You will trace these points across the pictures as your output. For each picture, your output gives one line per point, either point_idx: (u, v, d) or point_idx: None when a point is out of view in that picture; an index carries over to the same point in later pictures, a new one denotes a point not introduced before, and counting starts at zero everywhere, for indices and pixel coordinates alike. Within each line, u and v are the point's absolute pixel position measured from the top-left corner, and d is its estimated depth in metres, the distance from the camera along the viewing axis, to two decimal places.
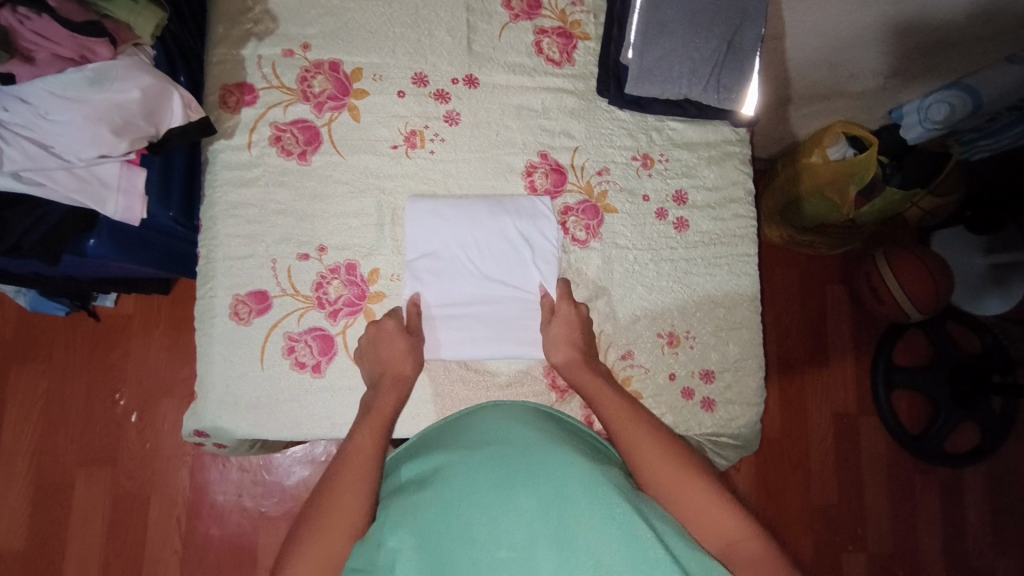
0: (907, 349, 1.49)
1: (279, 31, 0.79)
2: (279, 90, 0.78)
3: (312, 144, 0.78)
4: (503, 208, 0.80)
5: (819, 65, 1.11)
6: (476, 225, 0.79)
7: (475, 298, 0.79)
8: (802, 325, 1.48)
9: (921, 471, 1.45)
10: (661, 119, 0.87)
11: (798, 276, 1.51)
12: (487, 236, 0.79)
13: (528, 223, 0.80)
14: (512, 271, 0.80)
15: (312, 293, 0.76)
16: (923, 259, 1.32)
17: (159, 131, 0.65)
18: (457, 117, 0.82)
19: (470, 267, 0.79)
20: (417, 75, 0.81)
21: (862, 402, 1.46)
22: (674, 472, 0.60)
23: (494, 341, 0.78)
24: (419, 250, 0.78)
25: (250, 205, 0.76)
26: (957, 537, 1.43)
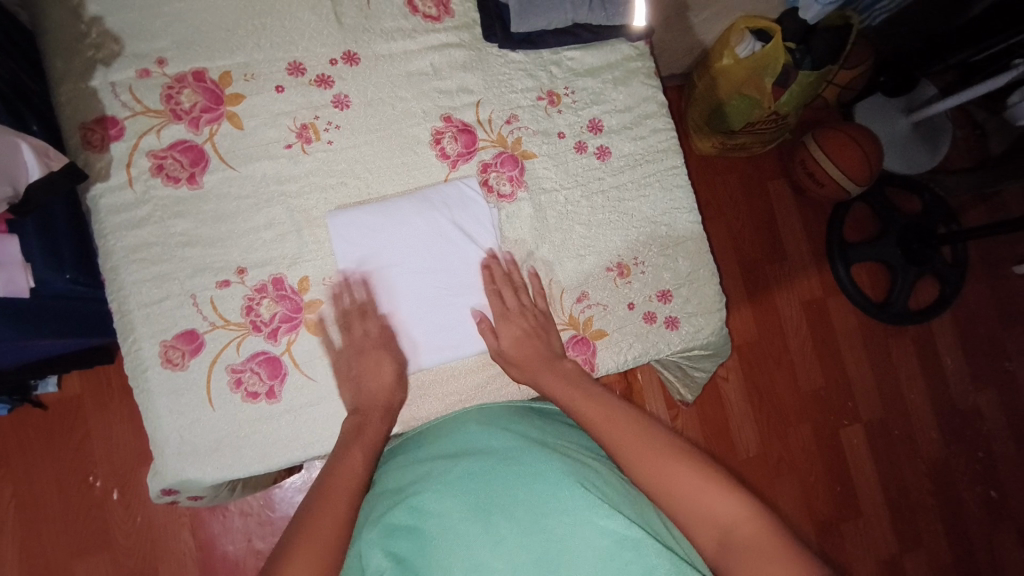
0: (856, 227, 1.53)
1: (126, 51, 0.72)
2: (145, 114, 0.71)
3: (200, 164, 0.72)
4: (429, 203, 0.76)
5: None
6: (404, 225, 0.75)
7: (421, 298, 0.75)
8: (753, 228, 1.50)
9: (892, 334, 1.50)
10: (556, 52, 0.84)
11: (738, 180, 1.52)
12: (421, 235, 0.76)
13: (452, 209, 0.77)
14: (456, 266, 0.76)
15: (244, 319, 0.72)
16: (851, 134, 1.34)
17: (18, 189, 0.59)
18: (346, 100, 0.77)
19: (412, 269, 0.75)
20: (292, 65, 0.76)
21: (826, 283, 1.50)
22: (651, 461, 0.59)
23: (455, 345, 0.75)
24: (349, 257, 0.74)
25: (151, 245, 0.71)
26: (940, 384, 1.49)
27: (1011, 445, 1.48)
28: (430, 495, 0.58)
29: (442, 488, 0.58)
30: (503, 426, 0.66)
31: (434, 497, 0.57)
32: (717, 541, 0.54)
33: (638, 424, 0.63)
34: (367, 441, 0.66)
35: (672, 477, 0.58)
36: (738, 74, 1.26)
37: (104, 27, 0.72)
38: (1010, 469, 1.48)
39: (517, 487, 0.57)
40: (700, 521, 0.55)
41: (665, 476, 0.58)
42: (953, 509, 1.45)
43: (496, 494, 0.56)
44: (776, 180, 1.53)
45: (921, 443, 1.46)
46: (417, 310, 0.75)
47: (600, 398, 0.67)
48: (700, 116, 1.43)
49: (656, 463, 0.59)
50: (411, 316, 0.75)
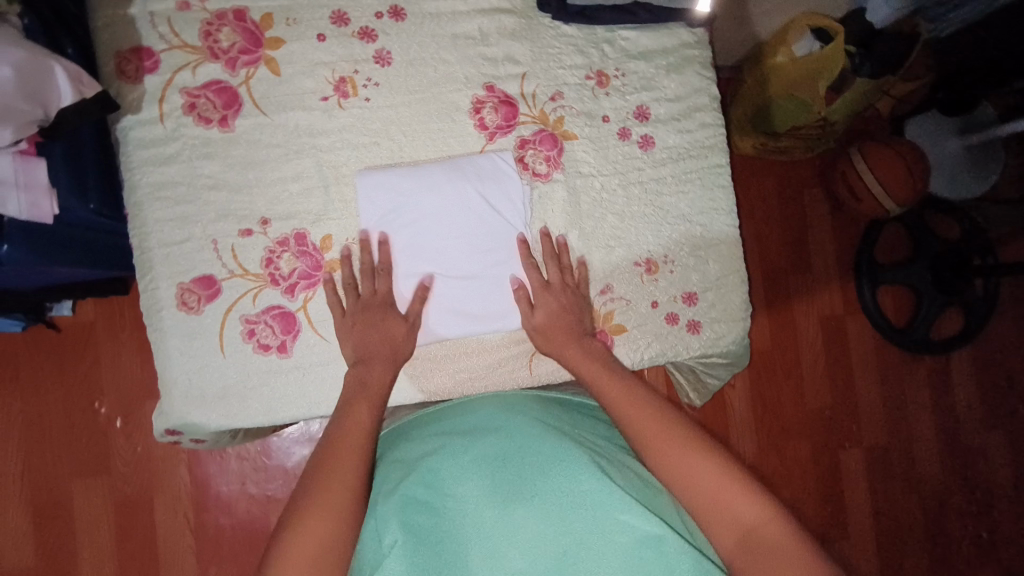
0: (889, 249, 1.49)
1: None
2: (182, 49, 0.69)
3: (232, 107, 0.70)
4: (461, 173, 0.74)
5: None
6: (432, 193, 0.73)
7: (443, 269, 0.73)
8: (784, 236, 1.46)
9: (909, 362, 1.47)
10: (611, 30, 0.80)
11: (774, 185, 1.47)
12: (448, 205, 0.73)
13: (489, 183, 0.74)
14: (482, 240, 0.74)
15: (263, 270, 0.70)
16: (900, 151, 1.29)
17: (49, 113, 0.58)
18: (388, 57, 0.74)
19: (437, 238, 0.73)
20: (336, 14, 0.73)
21: (849, 302, 1.46)
22: (672, 453, 0.58)
23: (476, 319, 0.74)
24: (376, 219, 0.72)
25: (177, 184, 0.69)
26: (950, 417, 1.47)
27: (1012, 489, 1.46)
28: (448, 474, 0.58)
29: (460, 467, 0.58)
30: (522, 410, 0.65)
31: (452, 477, 0.57)
32: (738, 541, 0.53)
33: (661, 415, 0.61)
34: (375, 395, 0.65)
35: (694, 473, 0.56)
36: (795, 73, 1.22)
37: None
38: (1008, 512, 1.45)
39: (536, 475, 0.56)
40: (721, 520, 0.54)
41: (684, 469, 0.57)
42: (943, 543, 1.43)
43: (514, 480, 0.56)
44: (814, 189, 1.48)
45: (922, 474, 1.45)
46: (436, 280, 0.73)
47: (624, 386, 0.65)
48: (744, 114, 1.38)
49: (677, 454, 0.58)
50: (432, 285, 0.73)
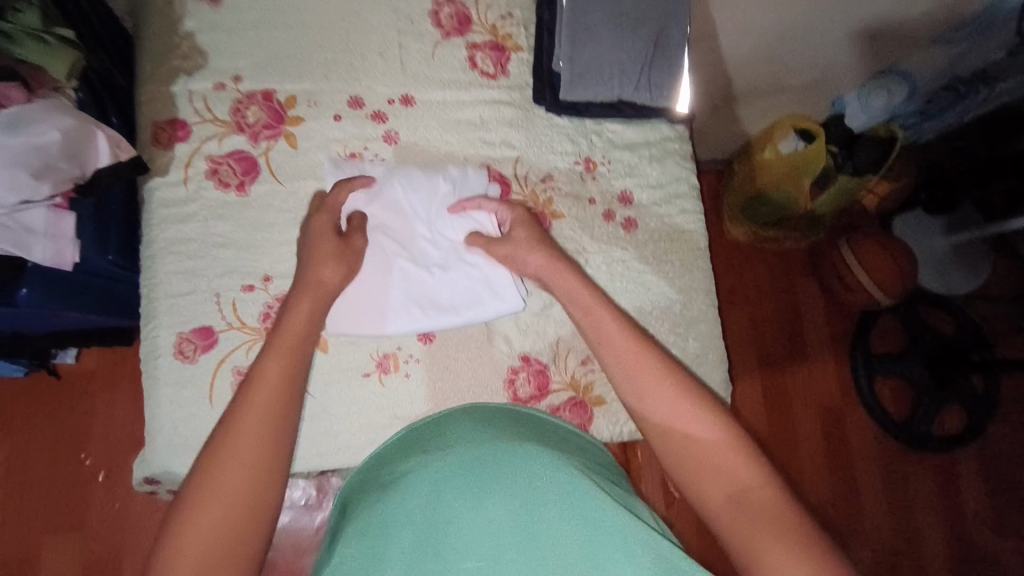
0: (883, 339, 1.50)
1: (208, 65, 0.79)
2: (212, 123, 0.77)
3: (250, 174, 0.77)
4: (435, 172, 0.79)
5: (768, 35, 1.17)
6: (412, 182, 0.78)
7: (408, 253, 0.77)
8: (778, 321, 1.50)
9: (910, 457, 1.44)
10: (599, 123, 0.88)
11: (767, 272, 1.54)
12: (425, 196, 0.78)
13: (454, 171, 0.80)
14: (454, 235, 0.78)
15: (259, 324, 0.74)
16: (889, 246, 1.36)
17: (86, 172, 0.65)
18: (395, 138, 0.82)
19: (412, 225, 0.78)
20: (353, 99, 0.82)
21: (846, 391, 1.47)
22: (652, 386, 0.62)
23: (416, 312, 0.76)
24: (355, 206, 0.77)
25: (189, 240, 0.75)
26: (957, 518, 1.41)
27: None
28: (419, 481, 0.58)
29: (430, 477, 0.58)
30: (494, 424, 0.66)
31: (422, 488, 0.57)
32: (730, 496, 0.56)
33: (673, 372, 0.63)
34: (292, 340, 0.64)
35: (699, 434, 0.59)
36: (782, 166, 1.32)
37: (195, 42, 0.79)
38: None
39: (499, 481, 0.57)
40: (712, 471, 0.57)
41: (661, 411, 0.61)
42: None
43: (480, 491, 0.56)
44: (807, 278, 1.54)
45: None
46: (381, 266, 0.76)
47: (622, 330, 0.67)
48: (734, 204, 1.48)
49: (667, 397, 0.61)
50: (378, 271, 0.76)
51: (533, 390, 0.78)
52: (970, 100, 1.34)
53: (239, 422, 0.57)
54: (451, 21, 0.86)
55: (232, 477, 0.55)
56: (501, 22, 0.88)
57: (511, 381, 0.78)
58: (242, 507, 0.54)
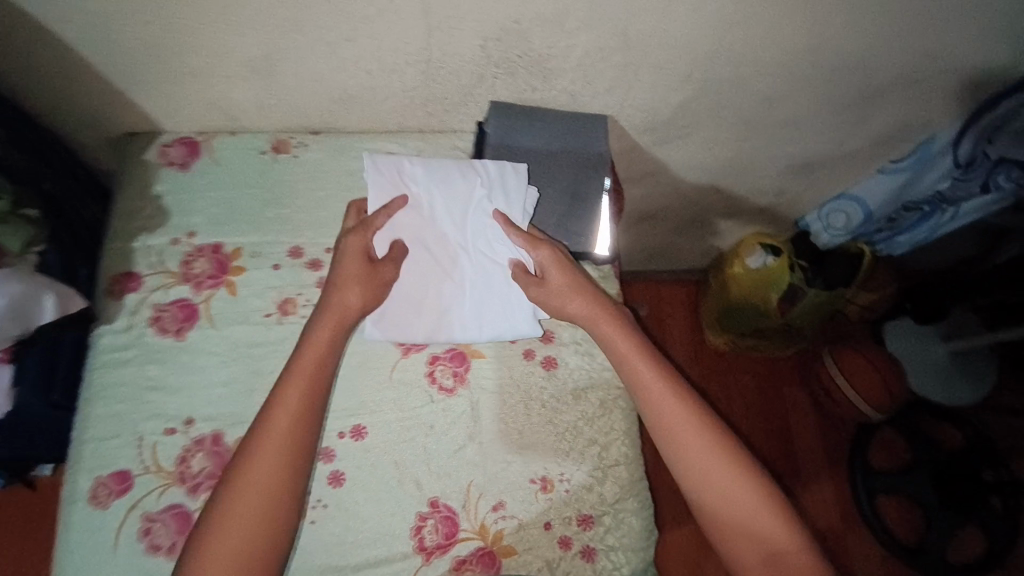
0: (886, 454, 1.75)
1: (168, 223, 0.90)
2: (161, 274, 0.86)
3: (189, 320, 0.84)
4: (472, 171, 0.86)
5: (716, 170, 1.24)
6: (444, 187, 0.86)
7: (437, 262, 0.85)
8: (760, 434, 1.75)
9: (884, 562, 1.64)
10: None
11: (753, 380, 1.80)
12: (457, 200, 0.86)
13: (488, 182, 0.86)
14: (494, 247, 0.86)
15: (175, 468, 0.76)
16: (872, 361, 1.63)
17: (29, 328, 0.73)
18: (313, 197, 0.94)
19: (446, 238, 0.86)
20: (278, 142, 0.96)
21: (843, 508, 1.69)
22: (693, 451, 0.75)
23: (432, 321, 0.84)
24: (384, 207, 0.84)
25: (124, 382, 0.80)
26: None
27: None
28: None
29: None
30: None
31: None
32: (767, 559, 0.70)
33: (711, 437, 0.75)
34: (324, 351, 0.76)
35: (739, 497, 0.73)
36: (753, 279, 1.55)
37: (160, 203, 0.91)
38: None
39: None
40: (754, 537, 0.71)
41: (710, 477, 0.74)
42: None
43: None
44: (795, 388, 1.80)
45: None
46: (416, 272, 0.84)
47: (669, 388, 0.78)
48: (712, 314, 1.75)
49: (711, 464, 0.74)
50: (409, 287, 0.84)
51: (440, 539, 0.77)
52: (938, 215, 1.33)
53: (267, 432, 0.71)
54: None
55: (264, 480, 0.69)
56: None
57: (418, 528, 0.77)
58: (275, 496, 0.69)
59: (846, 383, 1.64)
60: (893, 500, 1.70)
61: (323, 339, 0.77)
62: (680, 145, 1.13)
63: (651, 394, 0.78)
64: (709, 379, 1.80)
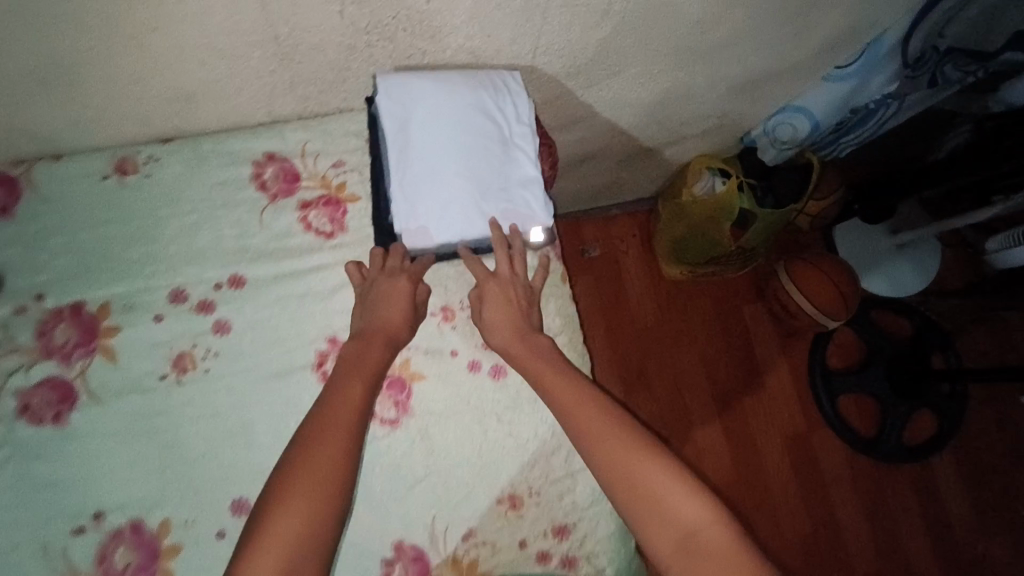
0: (842, 354, 1.78)
1: (7, 287, 0.73)
2: (17, 352, 0.71)
3: (69, 401, 0.70)
4: (479, 82, 0.77)
5: (654, 103, 1.11)
6: (452, 95, 0.75)
7: (456, 170, 0.75)
8: (723, 356, 1.75)
9: (849, 455, 1.71)
10: (454, 264, 0.83)
11: (711, 305, 1.78)
12: (465, 111, 0.76)
13: (496, 94, 0.77)
14: (509, 154, 0.78)
15: (94, 571, 0.66)
16: (821, 267, 1.61)
17: None
18: (183, 222, 0.78)
19: (462, 146, 0.75)
20: (120, 162, 0.78)
21: (808, 412, 1.73)
22: (647, 490, 0.63)
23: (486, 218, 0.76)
24: (395, 117, 0.74)
25: (8, 489, 0.68)
26: (876, 503, 1.68)
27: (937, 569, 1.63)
28: None
29: None
30: None
31: None
32: None
33: (608, 415, 0.68)
34: (366, 374, 0.70)
35: (640, 468, 0.64)
36: (704, 209, 1.45)
37: None
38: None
39: None
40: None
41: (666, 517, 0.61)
42: None
43: None
44: (751, 304, 1.79)
45: (855, 554, 1.64)
46: (440, 173, 0.74)
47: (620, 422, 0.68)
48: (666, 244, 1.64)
49: (665, 498, 0.62)
50: (434, 194, 0.74)
51: None
52: (883, 111, 1.26)
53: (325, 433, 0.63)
54: (276, 182, 0.81)
55: (324, 477, 0.60)
56: (332, 172, 0.82)
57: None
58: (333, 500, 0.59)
59: (801, 297, 1.63)
60: (855, 399, 1.75)
61: (375, 353, 0.72)
62: (611, 84, 0.99)
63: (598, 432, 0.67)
64: (669, 312, 1.77)
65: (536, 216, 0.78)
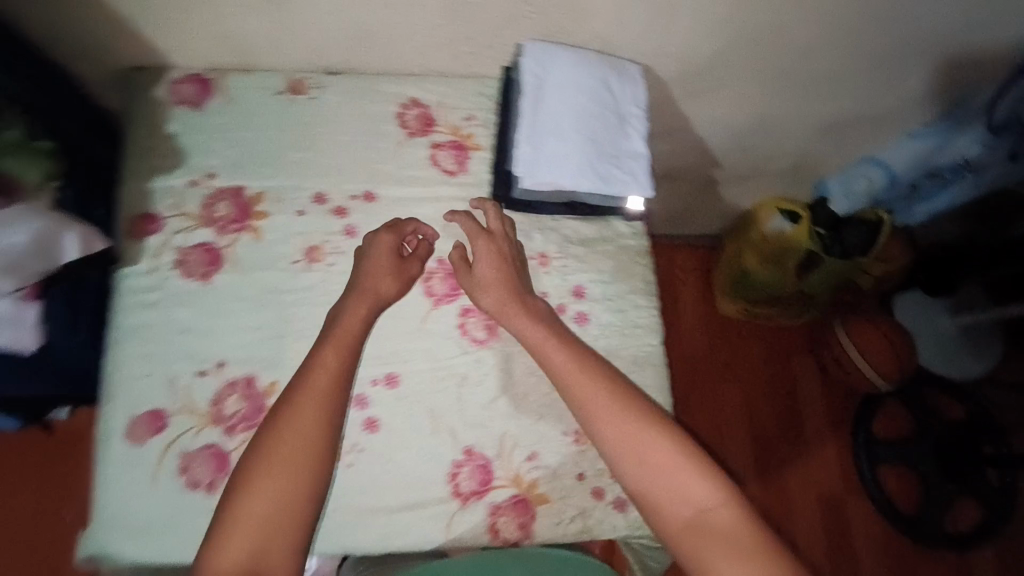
0: (888, 424, 1.71)
1: (186, 164, 0.86)
2: (184, 216, 0.83)
3: (215, 265, 0.82)
4: (609, 64, 0.90)
5: (743, 127, 1.21)
6: (586, 69, 0.88)
7: (578, 128, 0.86)
8: (767, 401, 1.72)
9: (884, 529, 1.62)
10: (556, 219, 0.91)
11: (762, 349, 1.76)
12: (594, 83, 0.88)
13: (622, 77, 0.90)
14: (624, 127, 0.89)
15: (209, 409, 0.76)
16: (880, 328, 1.59)
17: (53, 265, 0.69)
18: (333, 140, 0.90)
19: (586, 110, 0.87)
20: (294, 83, 0.92)
21: (847, 477, 1.66)
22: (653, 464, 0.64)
23: (596, 174, 0.85)
24: (535, 76, 0.86)
25: (152, 326, 0.79)
26: None
27: None
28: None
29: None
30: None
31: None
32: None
33: (616, 398, 0.68)
34: (345, 339, 0.72)
35: (644, 445, 0.65)
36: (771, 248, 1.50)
37: (177, 143, 0.87)
38: None
39: None
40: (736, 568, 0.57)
41: (668, 490, 0.62)
42: None
43: None
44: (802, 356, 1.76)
45: None
46: (564, 127, 0.86)
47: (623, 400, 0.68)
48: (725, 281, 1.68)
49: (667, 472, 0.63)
50: (555, 144, 0.85)
51: (475, 485, 0.77)
52: (958, 184, 1.32)
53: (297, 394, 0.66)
54: (416, 122, 0.93)
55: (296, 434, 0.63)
56: (463, 123, 0.94)
57: (454, 475, 0.78)
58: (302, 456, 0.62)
59: (856, 355, 1.60)
60: (896, 471, 1.67)
61: (357, 316, 0.74)
62: (712, 99, 1.10)
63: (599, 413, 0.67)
64: (719, 347, 1.76)
65: (638, 183, 0.87)
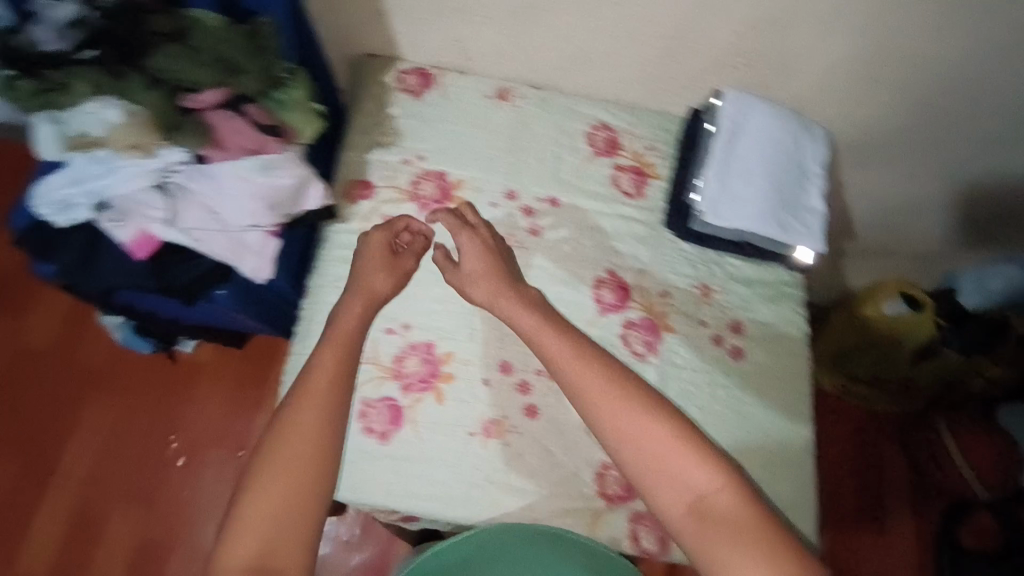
0: None
1: (401, 144, 0.95)
2: (394, 190, 0.92)
3: None
4: (801, 121, 0.94)
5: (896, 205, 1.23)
6: (780, 121, 0.93)
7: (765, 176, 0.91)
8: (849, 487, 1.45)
9: None
10: (721, 255, 0.96)
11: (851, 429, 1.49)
12: (785, 136, 0.92)
13: (810, 136, 0.94)
14: (805, 182, 0.93)
15: (391, 365, 0.83)
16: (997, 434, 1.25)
17: (299, 210, 0.80)
18: (528, 145, 0.98)
19: (774, 160, 0.91)
20: (502, 89, 1.01)
21: None
22: (656, 462, 0.65)
23: (776, 221, 0.89)
24: (732, 121, 0.92)
25: None
26: None
27: None
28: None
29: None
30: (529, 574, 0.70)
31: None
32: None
33: (619, 396, 0.68)
34: (344, 343, 0.73)
35: (646, 446, 0.65)
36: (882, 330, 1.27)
37: (395, 124, 0.96)
38: None
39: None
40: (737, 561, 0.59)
41: (658, 480, 0.64)
42: None
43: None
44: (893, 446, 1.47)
45: None
46: (752, 173, 0.91)
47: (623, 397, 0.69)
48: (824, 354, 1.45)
49: (656, 459, 0.65)
50: (741, 186, 0.90)
51: (621, 490, 0.82)
52: None
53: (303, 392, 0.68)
54: (603, 143, 1.00)
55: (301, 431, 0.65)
56: (646, 151, 1.01)
57: (601, 475, 0.82)
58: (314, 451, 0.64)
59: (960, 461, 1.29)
60: None
61: (353, 319, 0.76)
62: (876, 171, 1.13)
63: (612, 425, 0.67)
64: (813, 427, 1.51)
65: (812, 238, 0.91)
